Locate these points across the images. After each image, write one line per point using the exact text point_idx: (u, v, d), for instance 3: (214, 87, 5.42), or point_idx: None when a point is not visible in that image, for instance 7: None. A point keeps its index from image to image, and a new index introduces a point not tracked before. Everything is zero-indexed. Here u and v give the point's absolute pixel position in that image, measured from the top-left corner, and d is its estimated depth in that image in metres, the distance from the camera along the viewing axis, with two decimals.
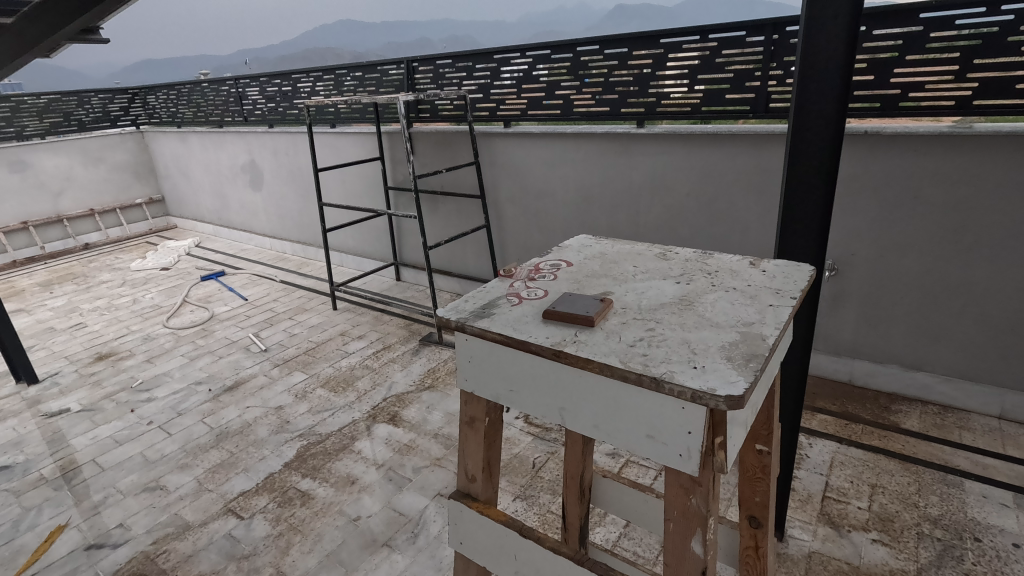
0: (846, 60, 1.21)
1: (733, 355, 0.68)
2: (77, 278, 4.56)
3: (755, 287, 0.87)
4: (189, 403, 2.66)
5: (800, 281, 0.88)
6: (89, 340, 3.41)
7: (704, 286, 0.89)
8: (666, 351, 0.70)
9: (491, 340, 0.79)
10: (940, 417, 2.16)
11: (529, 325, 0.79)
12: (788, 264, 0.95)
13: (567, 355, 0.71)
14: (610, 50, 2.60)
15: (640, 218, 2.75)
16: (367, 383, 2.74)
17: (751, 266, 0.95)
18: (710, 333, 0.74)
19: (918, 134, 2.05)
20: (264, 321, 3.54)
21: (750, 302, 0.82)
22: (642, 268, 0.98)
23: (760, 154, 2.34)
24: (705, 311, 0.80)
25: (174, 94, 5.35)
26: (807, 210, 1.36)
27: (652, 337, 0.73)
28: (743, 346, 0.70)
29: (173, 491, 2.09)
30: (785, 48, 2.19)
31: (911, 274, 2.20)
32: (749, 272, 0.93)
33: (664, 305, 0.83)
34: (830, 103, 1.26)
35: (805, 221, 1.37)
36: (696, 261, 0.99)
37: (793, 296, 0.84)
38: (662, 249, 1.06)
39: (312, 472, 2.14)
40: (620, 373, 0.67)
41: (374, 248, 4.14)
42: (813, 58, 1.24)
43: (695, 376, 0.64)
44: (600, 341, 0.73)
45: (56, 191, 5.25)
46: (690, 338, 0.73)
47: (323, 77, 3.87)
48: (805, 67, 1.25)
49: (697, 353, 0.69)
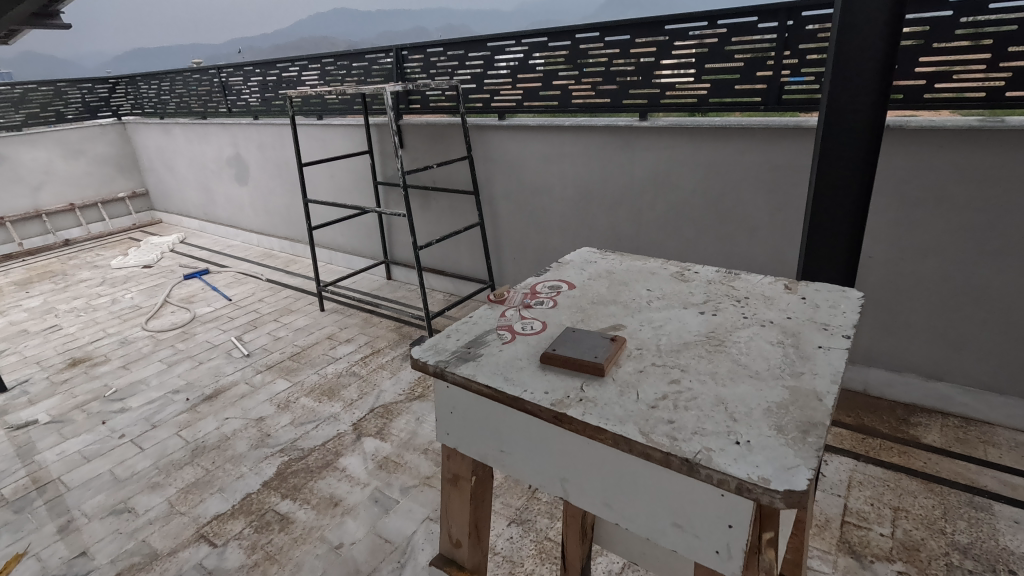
0: (887, 45, 1.37)
1: (775, 427, 0.61)
2: (55, 276, 4.38)
3: (797, 322, 0.81)
4: (165, 414, 2.51)
5: (846, 312, 0.82)
6: (63, 344, 3.25)
7: (735, 321, 0.83)
8: (698, 422, 0.62)
9: (476, 391, 0.72)
10: (963, 431, 2.03)
11: (520, 372, 0.72)
12: (830, 289, 0.88)
13: (572, 421, 0.64)
14: (611, 37, 2.43)
15: (643, 217, 2.59)
16: (355, 392, 2.60)
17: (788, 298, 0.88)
18: (750, 388, 0.67)
19: (945, 129, 1.88)
20: (248, 324, 3.38)
21: (786, 348, 0.75)
22: (659, 294, 0.92)
23: (771, 150, 2.18)
24: (739, 356, 0.74)
25: (156, 84, 5.15)
26: (850, 168, 1.52)
27: (679, 395, 0.66)
28: (798, 407, 0.63)
29: (142, 514, 1.94)
30: (800, 35, 2.02)
31: (934, 279, 2.04)
32: (789, 301, 0.86)
33: (689, 344, 0.77)
34: (871, 72, 1.41)
35: (836, 183, 1.54)
36: (721, 287, 0.94)
37: (844, 334, 0.77)
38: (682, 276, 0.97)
39: (293, 492, 2.00)
40: (645, 450, 0.59)
41: (364, 245, 3.97)
42: (851, 51, 1.41)
43: (737, 459, 0.56)
44: (619, 404, 0.65)
45: (34, 185, 5.06)
46: (725, 396, 0.66)
47: (309, 66, 3.68)
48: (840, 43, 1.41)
49: (739, 421, 0.61)
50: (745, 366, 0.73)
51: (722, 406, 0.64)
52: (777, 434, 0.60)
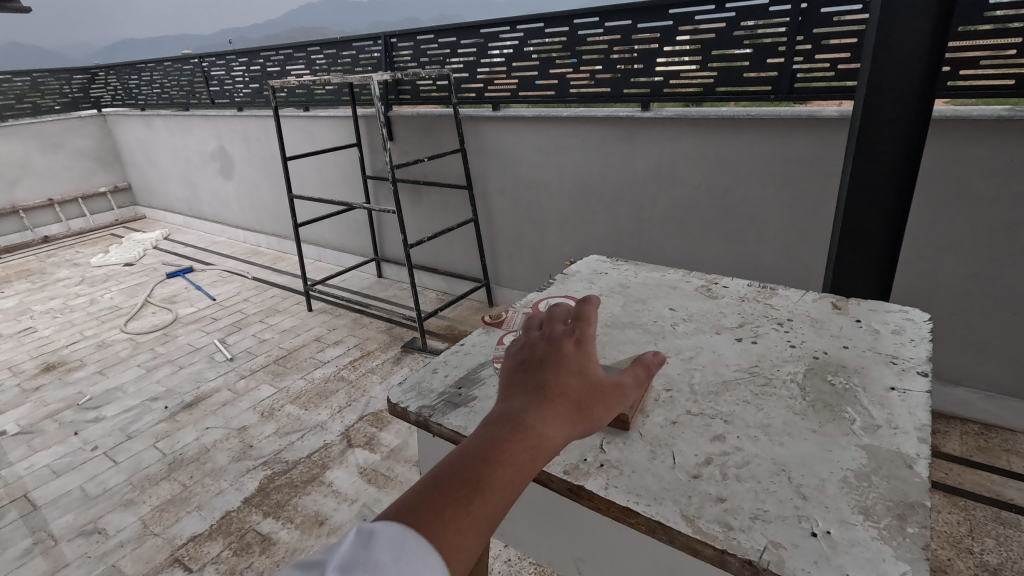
0: (935, 25, 1.35)
1: (861, 512, 0.68)
2: (32, 275, 4.21)
3: (855, 372, 0.95)
4: (141, 424, 2.37)
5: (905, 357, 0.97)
6: (36, 348, 3.10)
7: (783, 349, 1.02)
8: (767, 501, 0.70)
9: None
10: (984, 439, 1.93)
11: None
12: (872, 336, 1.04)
13: (591, 497, 0.73)
14: (611, 23, 2.28)
15: (645, 213, 2.47)
16: (343, 399, 2.47)
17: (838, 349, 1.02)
18: (821, 454, 0.77)
19: (971, 119, 1.74)
20: (232, 325, 3.24)
21: (839, 382, 0.92)
22: (693, 328, 1.11)
23: (782, 143, 2.06)
24: (794, 407, 0.87)
25: (135, 74, 4.95)
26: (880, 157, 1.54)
27: (738, 472, 0.74)
28: (889, 484, 0.72)
29: (114, 536, 1.81)
30: (815, 18, 1.89)
31: (955, 280, 1.92)
32: (840, 323, 1.10)
33: (736, 395, 0.90)
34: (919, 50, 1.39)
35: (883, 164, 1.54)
36: (752, 327, 1.10)
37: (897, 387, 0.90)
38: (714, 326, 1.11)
39: (275, 510, 1.87)
40: (693, 545, 0.66)
41: (354, 242, 3.84)
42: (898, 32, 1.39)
43: (814, 561, 0.62)
44: (673, 480, 0.74)
45: (10, 180, 4.87)
46: (788, 467, 0.75)
47: (293, 54, 3.51)
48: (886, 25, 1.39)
49: (809, 510, 0.68)
50: (799, 402, 0.88)
51: (786, 475, 0.74)
52: (867, 523, 0.66)
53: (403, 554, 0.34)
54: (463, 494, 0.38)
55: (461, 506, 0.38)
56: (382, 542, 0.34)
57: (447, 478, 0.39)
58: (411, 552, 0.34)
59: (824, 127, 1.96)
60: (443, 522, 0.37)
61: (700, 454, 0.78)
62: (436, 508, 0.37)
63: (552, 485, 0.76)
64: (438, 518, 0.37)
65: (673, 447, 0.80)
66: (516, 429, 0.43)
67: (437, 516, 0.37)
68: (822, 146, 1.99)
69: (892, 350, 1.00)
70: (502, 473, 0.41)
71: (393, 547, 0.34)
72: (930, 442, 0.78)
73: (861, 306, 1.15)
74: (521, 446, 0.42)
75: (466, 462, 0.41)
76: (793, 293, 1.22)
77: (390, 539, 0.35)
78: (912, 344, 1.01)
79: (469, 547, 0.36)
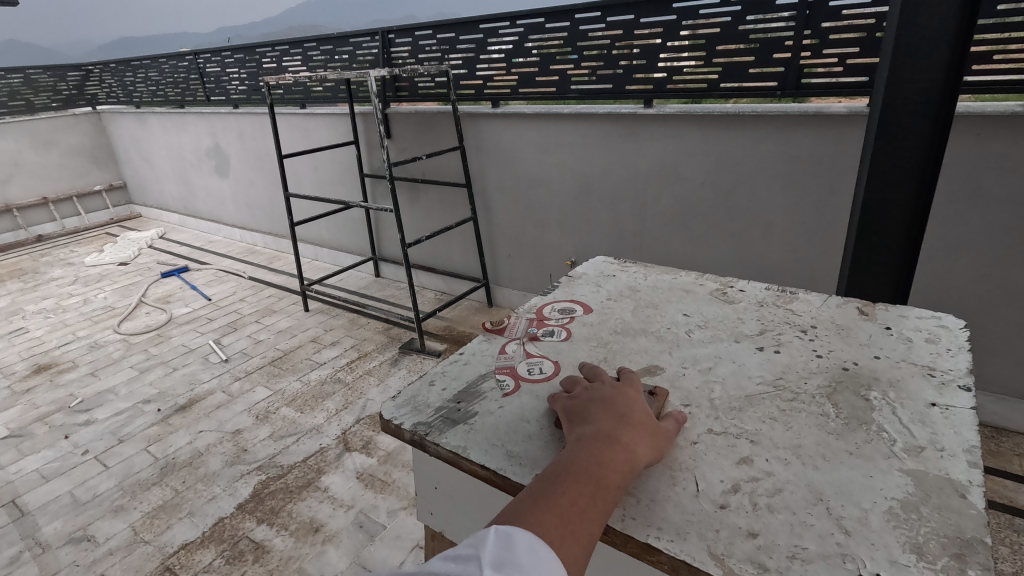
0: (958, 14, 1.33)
1: (912, 550, 0.63)
2: (25, 274, 4.16)
3: (886, 386, 0.90)
4: (133, 427, 2.33)
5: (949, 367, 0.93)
6: (27, 349, 3.04)
7: (809, 359, 0.98)
8: (805, 537, 0.65)
9: (479, 475, 0.80)
10: (995, 443, 1.89)
11: (519, 444, 0.81)
12: (898, 345, 1.01)
13: (605, 531, 0.69)
14: (613, 18, 2.24)
15: (648, 212, 2.42)
16: (339, 401, 2.42)
17: (871, 358, 0.98)
18: (862, 481, 0.73)
19: (984, 116, 1.69)
20: (227, 326, 3.19)
21: (874, 398, 0.88)
22: (708, 333, 1.08)
23: (789, 140, 2.01)
24: (819, 423, 0.83)
25: (129, 71, 4.89)
26: (901, 153, 1.51)
27: (771, 500, 0.70)
28: (940, 517, 0.67)
29: (103, 543, 1.76)
30: (823, 12, 1.84)
31: (967, 280, 1.88)
32: (868, 331, 1.06)
33: (756, 408, 0.87)
34: (942, 39, 1.36)
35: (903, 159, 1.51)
36: (769, 333, 1.07)
37: (933, 402, 0.86)
38: (733, 334, 1.07)
39: (269, 516, 1.82)
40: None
41: (351, 241, 3.79)
42: (921, 21, 1.36)
43: None
44: (699, 511, 0.69)
45: (2, 178, 4.81)
46: (826, 494, 0.71)
47: (289, 50, 3.46)
48: (908, 14, 1.36)
49: (852, 545, 0.64)
50: (832, 420, 0.83)
51: (823, 504, 0.69)
52: (921, 564, 0.61)
53: (536, 547, 0.48)
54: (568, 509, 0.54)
55: (569, 517, 0.53)
56: (522, 539, 0.48)
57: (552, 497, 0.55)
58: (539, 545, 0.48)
59: (832, 124, 1.92)
60: (556, 528, 0.51)
61: (727, 480, 0.74)
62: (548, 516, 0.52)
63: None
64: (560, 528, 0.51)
65: (696, 471, 0.75)
66: (603, 465, 0.60)
67: (552, 522, 0.52)
68: (830, 143, 1.94)
69: (927, 361, 0.96)
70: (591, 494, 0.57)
71: (529, 543, 0.48)
72: (981, 467, 0.73)
73: (889, 312, 1.11)
74: (604, 476, 0.59)
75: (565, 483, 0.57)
76: (813, 297, 1.18)
77: (523, 535, 0.48)
78: (947, 354, 0.97)
79: (578, 551, 0.51)
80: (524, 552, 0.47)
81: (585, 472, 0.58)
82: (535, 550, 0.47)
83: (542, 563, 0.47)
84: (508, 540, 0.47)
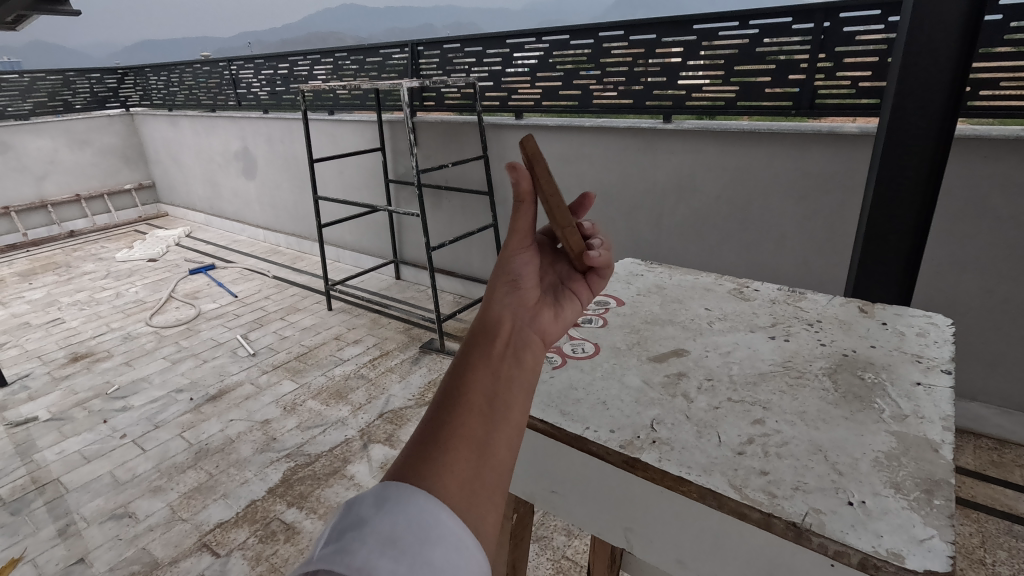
0: (962, 39, 1.42)
1: (892, 486, 0.74)
2: (58, 268, 4.33)
3: (878, 365, 1.00)
4: (167, 414, 2.45)
5: (939, 356, 1.02)
6: (64, 338, 3.18)
7: (814, 347, 1.07)
8: (806, 475, 0.76)
9: (537, 428, 0.89)
10: (997, 454, 1.95)
11: (571, 406, 0.92)
12: (890, 336, 1.10)
13: (646, 469, 0.79)
14: (635, 36, 2.35)
15: (664, 220, 2.51)
16: (363, 396, 2.53)
17: (870, 346, 1.07)
18: (856, 439, 0.83)
19: (989, 138, 1.78)
20: (254, 322, 3.32)
21: (868, 377, 0.97)
22: (723, 324, 1.17)
23: (803, 156, 2.09)
24: (820, 398, 0.92)
25: (164, 76, 5.07)
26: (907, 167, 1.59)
27: (774, 448, 0.81)
28: (918, 466, 0.77)
29: (143, 520, 1.87)
30: (837, 37, 1.94)
31: (971, 295, 1.95)
32: (867, 325, 1.14)
33: (763, 385, 0.96)
34: (947, 61, 1.46)
35: (910, 173, 1.59)
36: (779, 325, 1.16)
37: (917, 382, 0.95)
38: (752, 327, 1.16)
39: (299, 500, 1.92)
40: (741, 509, 0.72)
41: (373, 244, 3.91)
42: (928, 45, 1.46)
43: (851, 525, 0.68)
44: (720, 455, 0.80)
45: (39, 175, 5.01)
46: (824, 447, 0.81)
47: (321, 60, 3.60)
48: (914, 37, 1.46)
49: (843, 484, 0.74)
50: (831, 393, 0.93)
51: (822, 454, 0.80)
52: (898, 495, 0.72)
53: (411, 506, 0.38)
54: (465, 434, 0.42)
55: (467, 446, 0.42)
56: (390, 502, 0.38)
57: (438, 424, 0.43)
58: (425, 502, 0.38)
59: (844, 142, 2.01)
60: (450, 468, 0.41)
61: (743, 434, 0.84)
62: (437, 456, 0.41)
63: (607, 459, 0.82)
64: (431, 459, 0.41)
65: (716, 428, 0.86)
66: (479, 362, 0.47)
67: (441, 459, 0.41)
68: (842, 160, 2.03)
69: (916, 350, 1.05)
70: (491, 401, 0.44)
71: (399, 503, 0.38)
72: (954, 430, 0.83)
73: (886, 311, 1.20)
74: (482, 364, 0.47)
75: (453, 401, 0.44)
76: (821, 297, 1.27)
77: (393, 496, 0.38)
78: (935, 345, 1.06)
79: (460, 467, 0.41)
80: (392, 516, 0.37)
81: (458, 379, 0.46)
82: (408, 512, 0.37)
83: (424, 524, 0.37)
84: (365, 511, 0.38)
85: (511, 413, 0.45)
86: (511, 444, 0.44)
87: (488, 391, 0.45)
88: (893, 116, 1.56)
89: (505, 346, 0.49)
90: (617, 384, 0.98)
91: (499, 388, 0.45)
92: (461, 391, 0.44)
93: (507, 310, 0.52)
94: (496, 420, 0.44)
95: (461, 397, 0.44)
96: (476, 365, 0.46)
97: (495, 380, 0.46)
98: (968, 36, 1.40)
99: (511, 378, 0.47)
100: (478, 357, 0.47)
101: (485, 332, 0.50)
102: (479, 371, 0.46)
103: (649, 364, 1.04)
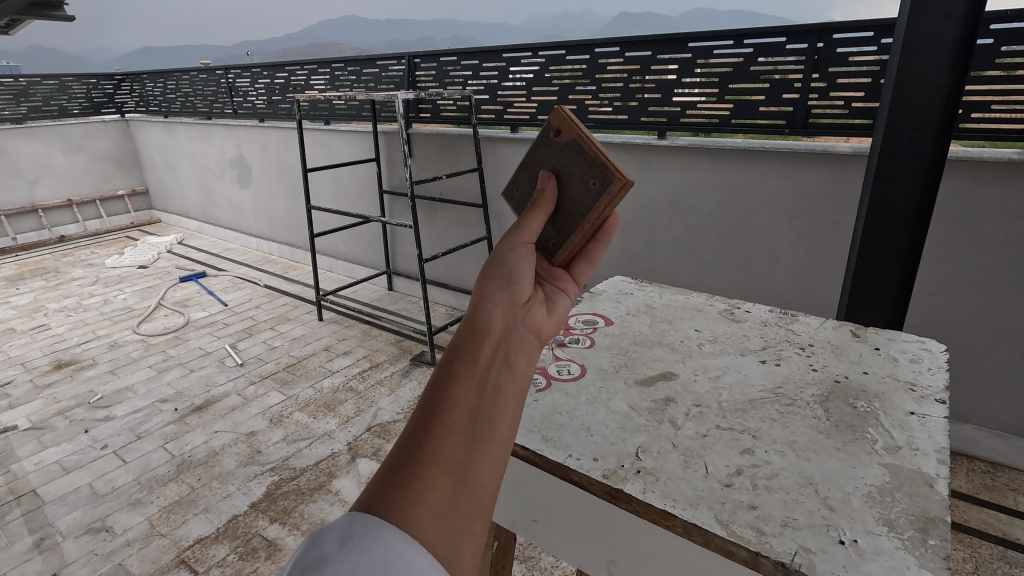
0: (954, 61, 1.42)
1: (885, 524, 0.72)
2: (47, 274, 4.27)
3: (867, 391, 0.99)
4: (151, 425, 2.40)
5: (932, 385, 1.01)
6: (49, 345, 3.14)
7: (805, 372, 1.06)
8: (795, 510, 0.74)
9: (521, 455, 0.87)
10: (991, 477, 1.94)
11: (553, 433, 0.90)
12: (881, 361, 1.09)
13: (629, 501, 0.77)
14: (631, 53, 2.36)
15: (655, 239, 2.51)
16: (352, 408, 2.49)
17: (862, 372, 1.05)
18: (849, 470, 0.81)
19: (981, 161, 1.78)
20: (243, 331, 3.28)
21: (860, 406, 0.95)
22: (712, 344, 1.17)
23: (796, 176, 2.10)
24: (809, 424, 0.91)
25: (161, 83, 5.06)
26: (902, 190, 1.59)
27: (762, 478, 0.80)
28: (909, 502, 0.75)
29: (120, 534, 1.82)
30: (831, 57, 1.95)
31: (963, 316, 1.94)
32: (859, 350, 1.13)
33: (749, 408, 0.95)
34: (939, 84, 1.46)
35: (900, 195, 1.59)
36: (770, 348, 1.15)
37: (910, 412, 0.94)
38: (744, 350, 1.14)
39: (282, 516, 1.88)
40: (727, 547, 0.69)
41: (366, 254, 3.89)
42: (920, 65, 1.46)
43: (842, 565, 0.66)
44: (707, 488, 0.78)
45: (31, 178, 4.97)
46: (812, 477, 0.80)
47: (318, 70, 3.61)
48: (904, 58, 1.47)
49: (834, 520, 0.73)
50: (823, 421, 0.91)
51: (813, 487, 0.78)
52: (891, 534, 0.70)
53: (378, 544, 0.35)
54: (440, 461, 0.39)
55: (445, 472, 0.39)
56: (357, 538, 0.35)
57: (416, 444, 0.40)
58: (395, 540, 0.36)
59: (838, 163, 2.01)
60: (425, 495, 0.38)
61: (730, 465, 0.82)
62: (413, 484, 0.38)
63: (589, 489, 0.79)
64: (402, 491, 0.38)
65: (705, 457, 0.84)
66: (461, 366, 0.43)
67: (415, 488, 0.38)
68: (835, 179, 2.03)
69: (909, 377, 1.04)
70: (475, 417, 0.41)
71: (365, 542, 0.35)
72: (949, 463, 0.81)
73: (879, 335, 1.19)
74: (465, 372, 0.43)
75: (434, 417, 0.41)
76: (814, 319, 1.26)
77: (359, 532, 0.36)
78: (928, 372, 1.05)
79: (437, 498, 0.38)
80: (358, 555, 0.34)
81: (438, 391, 0.42)
82: (374, 550, 0.35)
83: (391, 563, 0.34)
84: (329, 548, 0.35)
85: (496, 431, 0.42)
86: (495, 466, 0.41)
87: (473, 405, 0.42)
88: (884, 135, 1.56)
89: (494, 351, 0.45)
90: (603, 409, 0.95)
91: (485, 402, 0.42)
92: (442, 408, 0.41)
93: (499, 308, 0.48)
94: (475, 443, 0.40)
95: (442, 414, 0.41)
96: (461, 375, 0.43)
97: (481, 393, 0.42)
98: (960, 57, 1.41)
99: (498, 389, 0.43)
100: (463, 363, 0.44)
101: (473, 329, 0.46)
102: (463, 382, 0.42)
103: (637, 388, 1.01)
